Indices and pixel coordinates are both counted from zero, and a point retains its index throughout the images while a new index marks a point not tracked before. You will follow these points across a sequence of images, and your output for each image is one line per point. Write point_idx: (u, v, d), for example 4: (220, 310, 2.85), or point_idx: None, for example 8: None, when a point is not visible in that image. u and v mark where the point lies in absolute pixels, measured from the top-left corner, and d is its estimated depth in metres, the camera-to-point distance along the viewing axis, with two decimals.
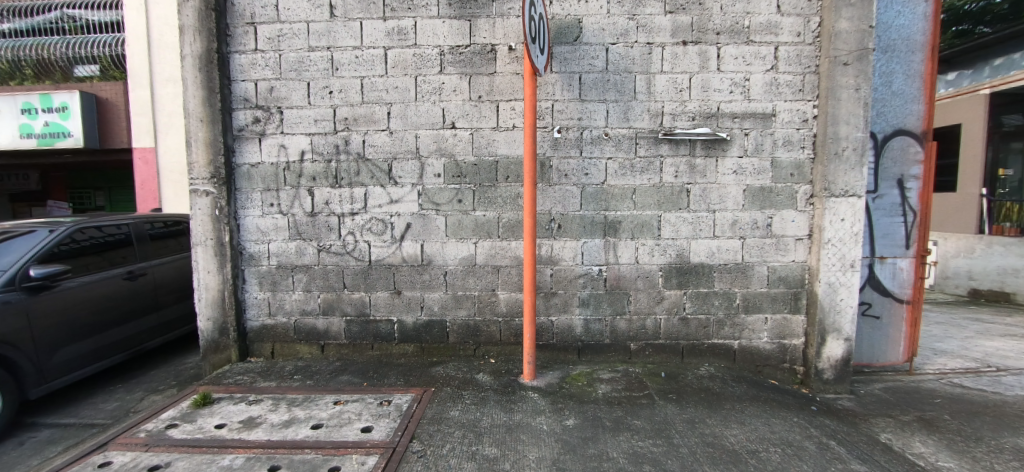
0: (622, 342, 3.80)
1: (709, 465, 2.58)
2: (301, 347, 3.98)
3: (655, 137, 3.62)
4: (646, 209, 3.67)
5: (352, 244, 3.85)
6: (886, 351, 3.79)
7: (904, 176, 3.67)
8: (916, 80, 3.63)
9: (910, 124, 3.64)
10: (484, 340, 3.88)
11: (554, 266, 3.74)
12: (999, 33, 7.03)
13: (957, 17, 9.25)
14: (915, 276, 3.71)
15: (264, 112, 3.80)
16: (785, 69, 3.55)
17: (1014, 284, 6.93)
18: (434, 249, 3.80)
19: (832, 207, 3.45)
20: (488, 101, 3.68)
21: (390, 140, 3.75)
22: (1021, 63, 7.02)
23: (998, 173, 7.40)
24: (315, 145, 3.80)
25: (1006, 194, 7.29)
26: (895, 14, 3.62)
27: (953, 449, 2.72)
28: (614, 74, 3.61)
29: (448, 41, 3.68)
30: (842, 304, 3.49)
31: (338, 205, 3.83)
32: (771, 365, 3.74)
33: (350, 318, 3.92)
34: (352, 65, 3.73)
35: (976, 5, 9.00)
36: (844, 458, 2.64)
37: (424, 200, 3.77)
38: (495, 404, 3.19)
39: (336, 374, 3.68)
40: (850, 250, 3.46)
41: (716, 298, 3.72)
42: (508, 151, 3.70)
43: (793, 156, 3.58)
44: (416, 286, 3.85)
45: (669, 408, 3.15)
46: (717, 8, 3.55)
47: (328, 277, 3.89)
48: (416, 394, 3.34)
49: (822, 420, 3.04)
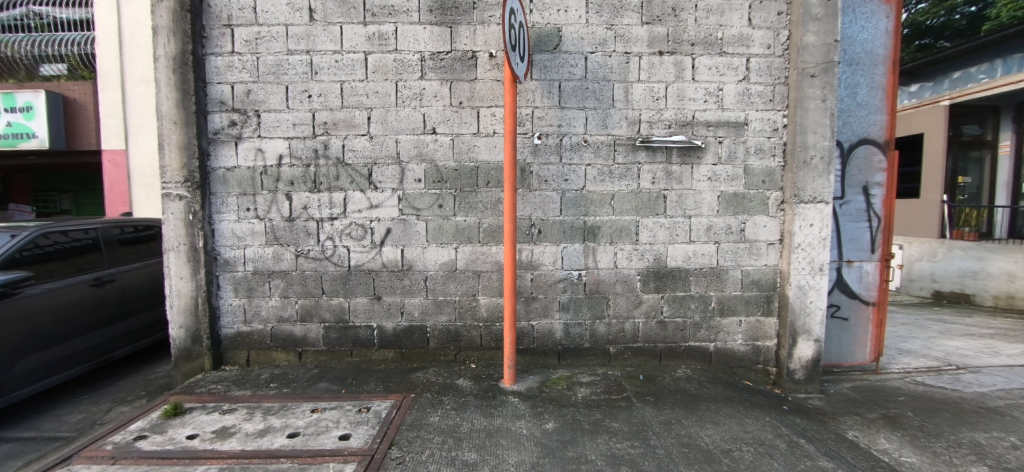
0: (601, 346, 3.85)
1: (685, 465, 2.64)
2: (278, 355, 3.90)
3: (633, 144, 3.71)
4: (624, 214, 3.74)
5: (331, 250, 3.81)
6: (853, 352, 3.93)
7: (869, 183, 3.83)
8: (879, 92, 3.80)
9: (873, 133, 3.81)
10: (465, 345, 3.88)
11: (534, 271, 3.77)
12: (956, 49, 7.41)
13: (921, 31, 11.95)
14: (880, 279, 3.87)
15: (241, 115, 3.74)
16: (757, 80, 3.68)
17: (974, 285, 7.21)
18: (415, 254, 3.79)
19: (801, 213, 3.58)
20: (469, 107, 3.71)
21: (370, 145, 3.73)
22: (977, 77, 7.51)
23: (959, 180, 8.03)
24: (293, 150, 3.75)
25: (965, 201, 8.01)
26: (859, 29, 3.79)
27: (915, 445, 2.85)
28: (593, 83, 3.68)
29: (429, 47, 3.69)
30: (812, 306, 3.62)
31: (317, 209, 3.78)
32: (745, 366, 3.84)
33: (329, 324, 3.87)
34: (331, 69, 3.71)
35: (937, 20, 11.40)
36: (813, 455, 2.74)
37: (404, 205, 3.76)
38: (476, 409, 3.19)
39: (313, 381, 3.62)
40: (819, 254, 3.60)
41: (693, 302, 3.81)
42: (488, 156, 3.73)
43: (764, 164, 3.71)
44: (397, 291, 3.83)
45: (647, 409, 3.21)
46: (691, 20, 3.66)
47: (306, 283, 3.84)
48: (396, 400, 3.31)
49: (793, 419, 3.14)
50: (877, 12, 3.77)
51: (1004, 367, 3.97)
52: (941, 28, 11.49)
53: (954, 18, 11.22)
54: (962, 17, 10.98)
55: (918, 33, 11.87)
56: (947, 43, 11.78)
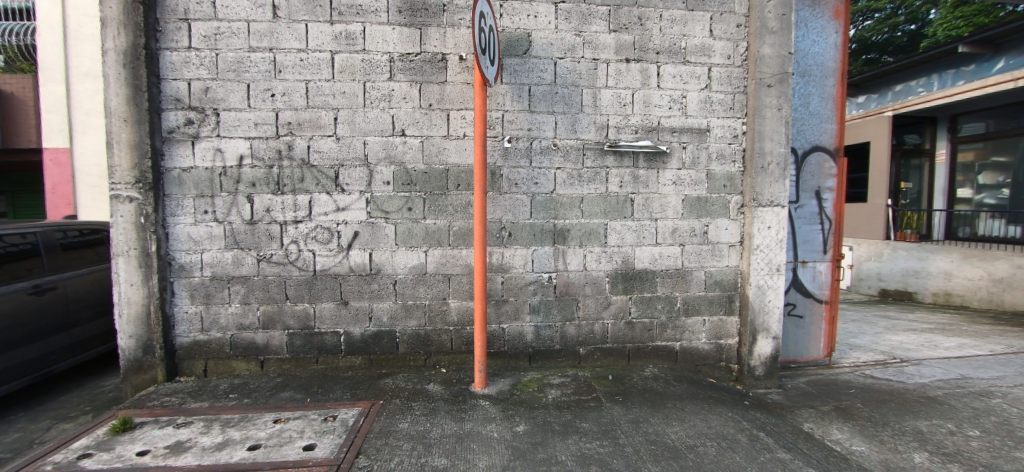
0: (571, 347, 3.89)
1: (652, 462, 2.70)
2: (238, 364, 3.74)
3: (601, 149, 3.78)
4: (593, 217, 3.81)
5: (295, 254, 3.69)
6: (808, 348, 4.15)
7: (821, 188, 4.06)
8: (829, 102, 4.04)
9: (824, 141, 4.04)
10: (435, 350, 3.83)
11: (505, 274, 3.78)
12: (898, 63, 7.97)
13: (868, 47, 13.36)
14: (832, 278, 4.11)
15: (198, 113, 3.57)
16: (718, 88, 3.83)
17: (915, 284, 7.72)
18: (383, 258, 3.72)
19: (759, 216, 3.75)
20: (439, 109, 3.69)
21: (337, 146, 3.64)
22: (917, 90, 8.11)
23: (902, 186, 8.67)
24: (255, 150, 3.62)
25: (907, 205, 8.69)
26: (811, 43, 4.01)
27: (864, 434, 3.02)
28: (563, 88, 3.73)
29: (398, 48, 3.65)
30: (770, 304, 3.80)
31: (281, 212, 3.66)
32: (709, 364, 3.97)
33: (293, 331, 3.74)
34: (296, 68, 3.60)
35: (881, 37, 12.99)
36: (771, 447, 2.86)
37: (373, 208, 3.69)
38: (446, 414, 3.16)
39: (276, 391, 3.49)
40: (776, 255, 3.78)
41: (660, 302, 3.91)
42: (459, 159, 3.71)
43: (725, 169, 3.86)
44: (365, 296, 3.74)
45: (615, 409, 3.27)
46: (656, 29, 3.77)
47: (268, 289, 3.70)
48: (363, 407, 3.23)
49: (753, 414, 3.27)
50: (827, 27, 4.02)
51: (942, 359, 4.28)
52: (886, 44, 13.05)
53: (898, 36, 12.68)
54: (903, 34, 12.57)
55: (866, 49, 13.42)
56: (891, 57, 13.11)
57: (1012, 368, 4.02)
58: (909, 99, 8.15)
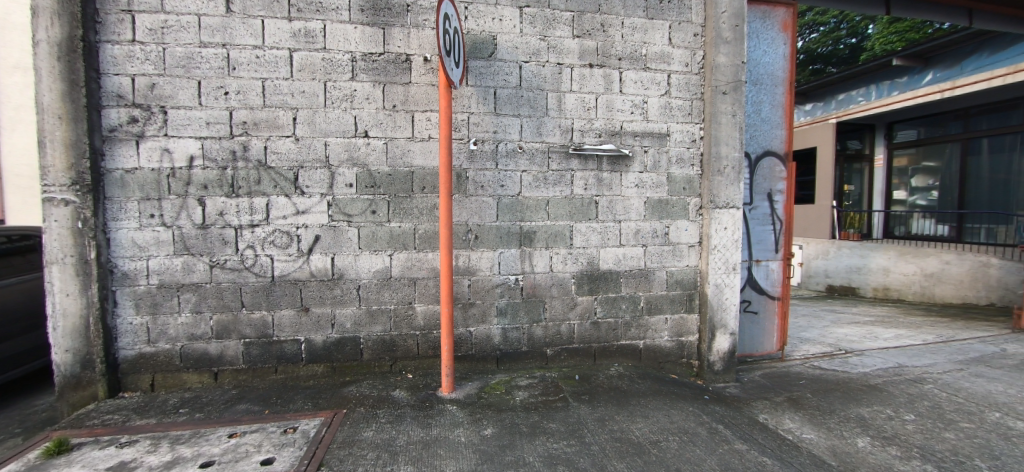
0: (539, 348, 3.92)
1: (617, 459, 2.76)
2: (189, 377, 3.53)
3: (566, 152, 3.84)
4: (559, 219, 3.85)
5: (252, 259, 3.53)
6: (762, 342, 4.36)
7: (772, 190, 4.28)
8: (779, 109, 4.28)
9: (775, 146, 4.27)
10: (401, 355, 3.76)
11: (471, 277, 3.77)
12: (840, 74, 8.54)
13: (814, 58, 14.25)
14: (783, 276, 4.34)
15: (142, 111, 3.36)
16: (677, 94, 3.97)
17: (858, 279, 8.24)
18: (346, 262, 3.62)
19: (716, 217, 3.92)
20: (403, 111, 3.63)
21: (296, 147, 3.52)
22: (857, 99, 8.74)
23: (845, 189, 9.34)
24: (207, 151, 3.44)
25: (850, 206, 9.36)
26: (762, 53, 4.24)
27: (814, 423, 3.21)
28: (527, 91, 3.77)
29: (360, 48, 3.56)
30: (727, 302, 3.97)
31: (235, 215, 3.49)
32: (671, 361, 4.09)
33: (249, 340, 3.57)
34: (251, 65, 3.45)
35: (826, 49, 13.91)
36: (729, 439, 2.98)
37: (335, 211, 3.58)
38: (412, 421, 3.10)
39: (231, 404, 3.31)
40: (732, 255, 3.96)
41: (624, 302, 4.01)
42: (424, 162, 3.67)
43: (684, 172, 4.01)
44: (327, 302, 3.63)
45: (582, 408, 3.32)
46: (618, 36, 3.87)
47: (222, 296, 3.52)
48: (326, 417, 3.13)
49: (712, 408, 3.41)
50: (777, 39, 4.25)
51: (880, 349, 4.61)
52: (830, 56, 13.95)
53: (841, 48, 13.60)
54: (845, 47, 13.49)
55: (812, 60, 14.31)
56: (834, 68, 14.03)
57: (941, 356, 4.37)
58: (850, 107, 8.77)
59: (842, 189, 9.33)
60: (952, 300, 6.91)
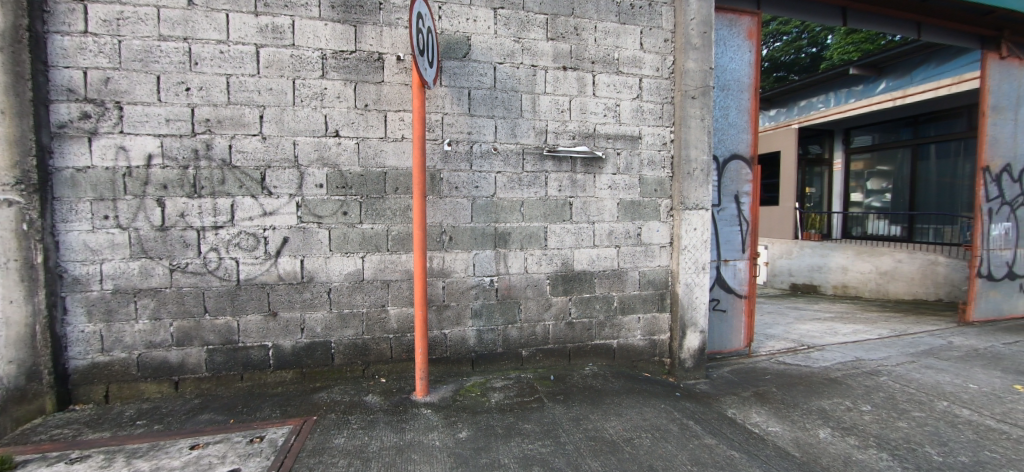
0: (514, 350, 3.92)
1: (592, 457, 2.78)
2: (148, 387, 3.36)
3: (541, 154, 3.86)
4: (533, 220, 3.87)
5: (215, 262, 3.39)
6: (731, 339, 4.50)
7: (739, 192, 4.43)
8: (745, 114, 4.44)
9: (741, 149, 4.42)
10: (374, 359, 3.68)
11: (446, 278, 3.73)
12: (803, 81, 8.94)
13: (777, 66, 14.86)
14: (750, 275, 4.50)
15: (96, 107, 3.18)
16: (648, 98, 4.06)
17: (819, 278, 8.62)
18: (316, 265, 3.52)
19: (687, 219, 4.03)
20: (376, 110, 3.56)
21: (263, 147, 3.40)
22: (818, 105, 9.18)
23: (807, 191, 9.82)
24: (167, 149, 3.28)
25: (811, 208, 9.84)
26: (729, 59, 4.38)
27: (779, 416, 3.33)
28: (502, 92, 3.77)
29: (331, 45, 3.48)
30: (697, 301, 4.09)
31: (197, 217, 3.34)
32: (644, 359, 4.17)
33: (213, 346, 3.43)
34: (215, 61, 3.32)
35: (789, 57, 14.54)
36: (699, 435, 3.06)
37: (304, 212, 3.48)
38: (386, 426, 3.05)
39: (194, 414, 3.17)
40: (701, 255, 4.08)
41: (598, 302, 4.05)
42: (397, 162, 3.61)
43: (656, 174, 4.09)
44: (296, 306, 3.52)
45: (557, 409, 3.34)
46: (591, 39, 3.93)
47: (183, 302, 3.36)
48: (295, 425, 3.03)
49: (684, 404, 3.49)
50: (742, 46, 4.41)
51: (840, 344, 4.83)
52: (792, 64, 14.58)
53: (802, 57, 14.23)
54: (806, 56, 14.13)
55: (776, 68, 14.93)
56: (797, 76, 14.68)
57: (895, 350, 4.62)
58: (812, 113, 9.23)
59: (804, 191, 9.82)
60: (904, 296, 7.32)
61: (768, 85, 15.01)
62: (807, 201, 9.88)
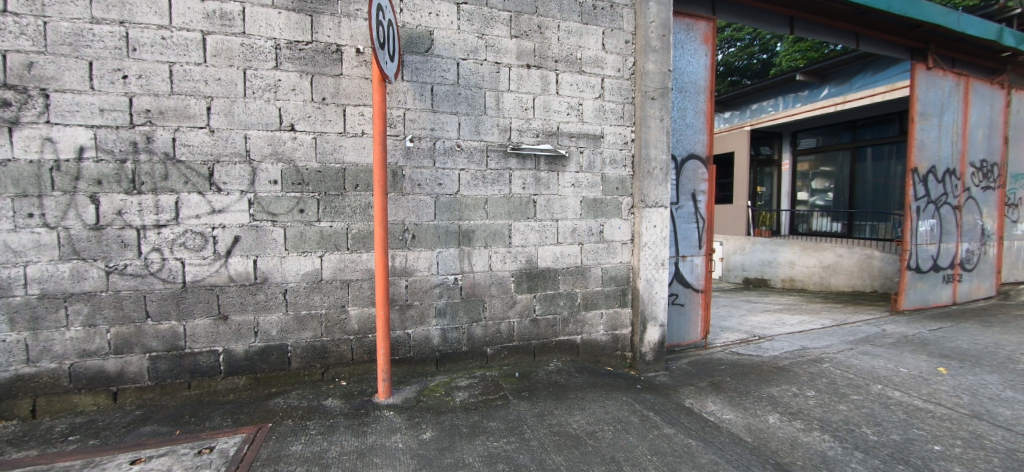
0: (478, 348, 3.90)
1: (556, 452, 2.82)
2: (81, 399, 3.10)
3: (504, 151, 3.85)
4: (497, 218, 3.86)
5: (158, 264, 3.17)
6: (688, 332, 4.67)
7: (695, 191, 4.60)
8: (701, 116, 4.61)
9: (698, 150, 4.59)
10: (334, 362, 3.56)
11: (408, 278, 3.66)
12: (755, 86, 9.38)
13: (732, 70, 15.58)
14: (706, 270, 4.69)
15: (17, 94, 2.89)
16: (610, 98, 4.13)
17: (769, 272, 9.11)
18: (270, 265, 3.36)
19: (647, 216, 4.15)
20: (334, 104, 3.43)
21: (211, 140, 3.20)
22: (767, 109, 9.69)
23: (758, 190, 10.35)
24: (101, 141, 3.03)
25: (762, 206, 10.37)
26: (686, 62, 4.54)
27: (732, 404, 3.49)
28: (465, 89, 3.73)
29: (285, 35, 3.32)
30: (656, 296, 4.23)
31: (137, 215, 3.11)
32: (606, 354, 4.26)
33: (156, 353, 3.21)
34: (156, 47, 3.09)
35: (742, 62, 15.30)
36: (659, 425, 3.16)
37: (257, 210, 3.31)
38: (346, 430, 2.95)
39: (135, 426, 2.95)
40: (660, 251, 4.23)
41: (561, 299, 4.10)
42: (357, 158, 3.49)
43: (617, 173, 4.18)
44: (249, 309, 3.35)
45: (522, 405, 3.35)
46: (555, 38, 3.96)
47: (121, 306, 3.12)
48: (248, 433, 2.88)
49: (644, 396, 3.60)
50: (698, 50, 4.57)
51: (787, 335, 5.13)
52: (745, 68, 15.32)
53: (754, 62, 14.97)
54: (758, 62, 14.89)
55: (731, 72, 15.64)
56: (749, 80, 15.43)
57: (835, 338, 4.96)
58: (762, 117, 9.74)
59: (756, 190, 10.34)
60: (844, 288, 7.85)
61: (723, 88, 15.69)
62: (758, 199, 10.40)
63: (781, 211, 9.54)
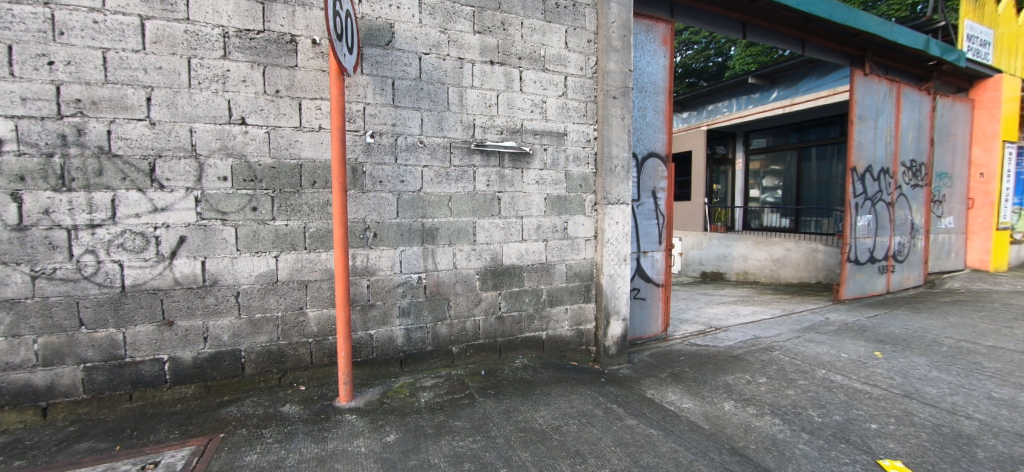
0: (444, 347, 3.86)
1: (522, 448, 2.83)
2: (5, 417, 2.83)
3: (468, 148, 3.82)
4: (462, 215, 3.82)
5: (92, 267, 2.93)
6: (649, 325, 4.81)
7: (656, 188, 4.74)
8: (660, 115, 4.75)
9: (657, 148, 4.73)
10: (291, 366, 3.41)
11: (370, 277, 3.56)
12: (711, 87, 9.76)
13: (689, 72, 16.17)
14: (665, 265, 4.85)
15: None
16: (573, 96, 4.18)
17: (724, 265, 9.54)
18: (220, 266, 3.17)
19: (609, 213, 4.25)
20: (288, 97, 3.27)
21: (151, 133, 2.98)
22: (722, 110, 10.12)
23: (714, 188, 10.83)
24: (24, 134, 2.76)
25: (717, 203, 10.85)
26: (646, 63, 4.66)
27: (690, 393, 3.63)
28: (427, 84, 3.66)
29: (234, 23, 3.13)
30: (619, 291, 4.33)
31: (67, 214, 2.86)
32: (571, 349, 4.32)
33: (92, 364, 2.96)
34: (87, 31, 2.84)
35: (699, 65, 15.95)
36: (622, 417, 3.24)
37: (204, 207, 3.11)
38: (305, 437, 2.84)
39: (68, 443, 2.71)
40: (622, 247, 4.33)
41: (527, 296, 4.11)
42: (314, 154, 3.35)
43: (581, 170, 4.23)
44: (196, 314, 3.15)
45: (488, 403, 3.34)
46: (518, 35, 3.95)
47: (50, 314, 2.87)
48: (197, 445, 2.71)
49: (608, 389, 3.68)
50: (658, 51, 4.70)
51: (741, 325, 5.39)
52: (701, 71, 15.94)
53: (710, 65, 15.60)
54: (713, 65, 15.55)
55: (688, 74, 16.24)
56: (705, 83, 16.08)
57: (784, 328, 5.25)
58: (718, 118, 10.17)
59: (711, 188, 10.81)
60: (791, 280, 8.34)
61: (681, 89, 16.28)
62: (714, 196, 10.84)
63: (734, 207, 10.01)
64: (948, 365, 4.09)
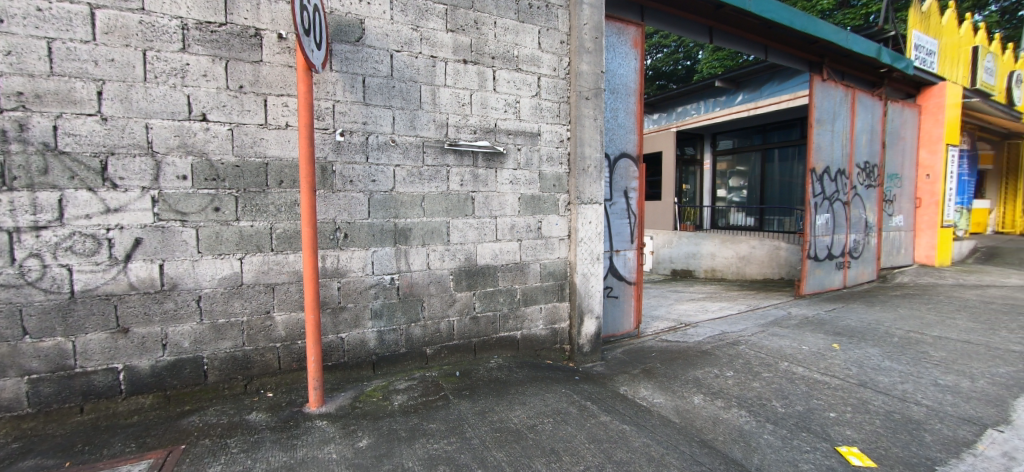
0: (417, 349, 3.80)
1: (498, 448, 2.82)
2: None
3: (441, 147, 3.78)
4: (435, 215, 3.78)
5: (37, 271, 2.74)
6: (622, 323, 4.89)
7: (627, 188, 4.83)
8: (632, 116, 4.84)
9: (629, 149, 4.81)
10: (258, 372, 3.29)
11: (341, 279, 3.47)
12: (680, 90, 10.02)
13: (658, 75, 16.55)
14: (637, 263, 4.95)
15: None
16: (546, 96, 4.20)
17: (692, 263, 9.81)
18: (180, 270, 3.02)
19: (582, 212, 4.30)
20: (252, 93, 3.14)
21: (103, 129, 2.81)
22: (691, 112, 10.41)
23: (683, 188, 11.14)
24: None
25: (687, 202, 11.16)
26: (617, 65, 4.73)
27: (661, 388, 3.71)
28: (399, 82, 3.60)
29: (193, 14, 2.99)
30: (592, 289, 4.40)
31: (8, 215, 2.66)
32: (546, 348, 4.34)
33: (38, 375, 2.78)
34: (29, 19, 2.65)
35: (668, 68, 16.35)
36: (595, 414, 3.28)
37: (162, 208, 2.95)
38: (272, 445, 2.74)
39: (10, 460, 2.53)
40: (595, 246, 4.40)
41: (501, 295, 4.11)
42: (281, 152, 3.24)
43: (554, 170, 4.26)
44: (154, 320, 2.99)
45: (463, 404, 3.32)
46: (491, 34, 3.94)
47: None
48: (155, 458, 2.57)
49: (582, 387, 3.72)
50: (629, 54, 4.79)
51: (709, 321, 5.56)
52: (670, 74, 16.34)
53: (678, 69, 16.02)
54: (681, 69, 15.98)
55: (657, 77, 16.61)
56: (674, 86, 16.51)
57: (749, 322, 5.45)
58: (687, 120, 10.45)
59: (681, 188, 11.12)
60: (756, 276, 8.67)
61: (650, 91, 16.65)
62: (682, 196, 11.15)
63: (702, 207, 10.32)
64: (898, 355, 4.35)
